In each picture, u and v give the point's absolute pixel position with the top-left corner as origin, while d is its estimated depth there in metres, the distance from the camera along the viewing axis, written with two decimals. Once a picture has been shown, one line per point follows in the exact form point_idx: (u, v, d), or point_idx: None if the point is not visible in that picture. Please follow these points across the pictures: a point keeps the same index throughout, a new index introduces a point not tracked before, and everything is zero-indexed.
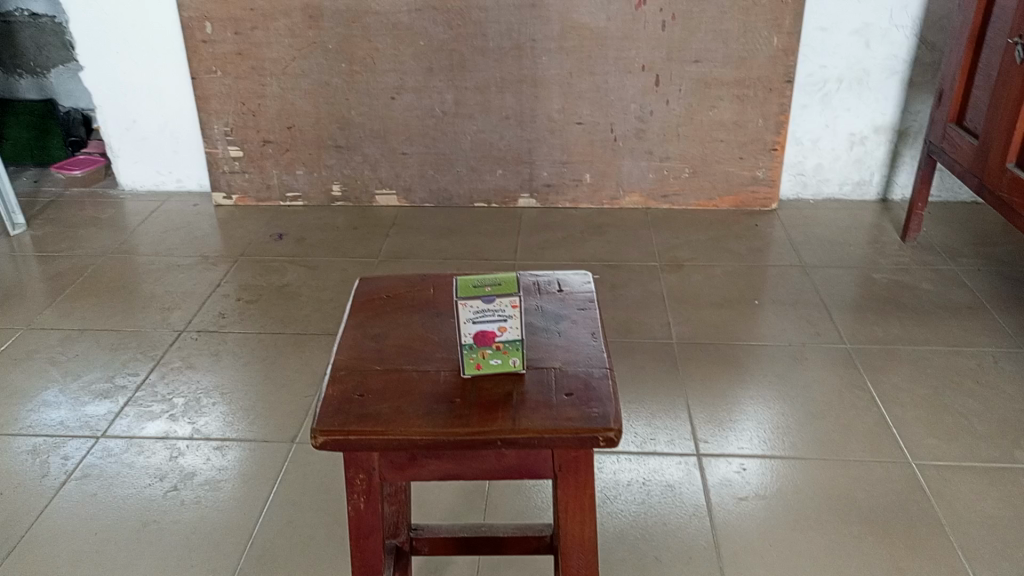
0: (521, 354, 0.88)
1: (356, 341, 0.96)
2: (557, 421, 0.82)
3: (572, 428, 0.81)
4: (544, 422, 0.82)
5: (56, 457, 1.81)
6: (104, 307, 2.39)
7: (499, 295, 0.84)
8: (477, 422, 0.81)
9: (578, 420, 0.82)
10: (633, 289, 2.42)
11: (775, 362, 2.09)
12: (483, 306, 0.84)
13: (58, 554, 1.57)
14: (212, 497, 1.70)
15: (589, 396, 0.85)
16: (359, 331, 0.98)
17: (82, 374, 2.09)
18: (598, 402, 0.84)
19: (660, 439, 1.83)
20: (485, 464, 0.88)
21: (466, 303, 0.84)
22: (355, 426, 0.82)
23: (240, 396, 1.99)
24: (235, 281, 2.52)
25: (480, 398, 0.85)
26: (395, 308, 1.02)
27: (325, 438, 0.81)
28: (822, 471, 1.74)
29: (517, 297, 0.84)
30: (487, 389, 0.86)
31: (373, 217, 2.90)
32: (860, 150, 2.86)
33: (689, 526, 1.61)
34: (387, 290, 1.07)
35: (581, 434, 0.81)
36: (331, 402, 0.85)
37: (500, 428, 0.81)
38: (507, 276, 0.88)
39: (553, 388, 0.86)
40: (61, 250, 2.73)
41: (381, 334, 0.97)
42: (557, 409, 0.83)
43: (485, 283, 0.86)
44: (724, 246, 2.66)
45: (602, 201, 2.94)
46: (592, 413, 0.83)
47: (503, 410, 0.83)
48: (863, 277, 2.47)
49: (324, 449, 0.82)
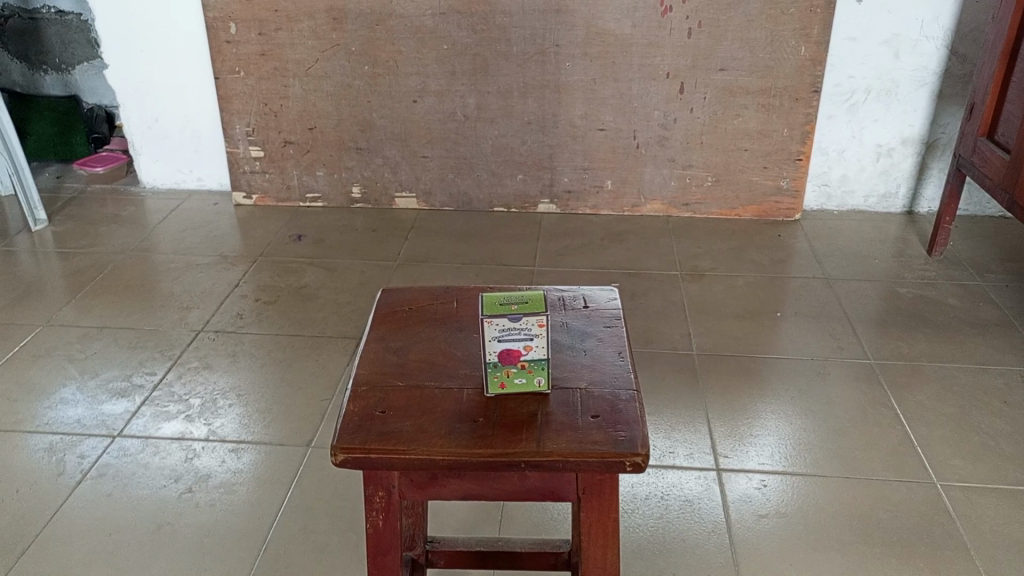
0: (546, 374, 0.86)
1: (377, 355, 0.94)
2: (582, 444, 0.80)
3: (598, 452, 0.79)
4: (569, 444, 0.80)
5: (72, 455, 1.82)
6: (122, 305, 2.39)
7: (525, 313, 0.82)
8: (501, 443, 0.80)
9: (604, 443, 0.80)
10: (653, 299, 2.40)
11: (796, 376, 2.06)
12: (509, 325, 0.82)
13: (72, 554, 1.57)
14: (227, 500, 1.70)
15: (616, 419, 0.83)
16: (381, 345, 0.96)
17: (99, 372, 2.09)
18: (625, 425, 0.82)
19: (679, 452, 1.81)
20: (506, 485, 0.86)
21: (491, 321, 0.82)
22: (376, 444, 0.80)
23: (256, 398, 1.99)
24: (254, 281, 2.52)
25: (504, 417, 0.83)
26: (417, 322, 1.01)
27: (345, 456, 0.80)
28: (843, 489, 1.71)
29: (544, 316, 0.82)
30: (511, 409, 0.85)
31: (393, 220, 2.90)
32: (886, 162, 2.82)
33: (708, 542, 1.58)
34: (409, 302, 1.06)
35: (607, 458, 0.79)
36: (352, 418, 0.84)
37: (524, 450, 0.79)
38: (534, 293, 0.86)
39: (579, 410, 0.84)
40: (82, 247, 2.74)
41: (402, 348, 0.96)
42: (583, 432, 0.81)
43: (511, 301, 0.84)
44: (746, 257, 2.63)
45: (623, 208, 2.92)
46: (619, 436, 0.81)
47: (527, 431, 0.81)
48: (888, 291, 2.43)
49: (344, 467, 0.80)
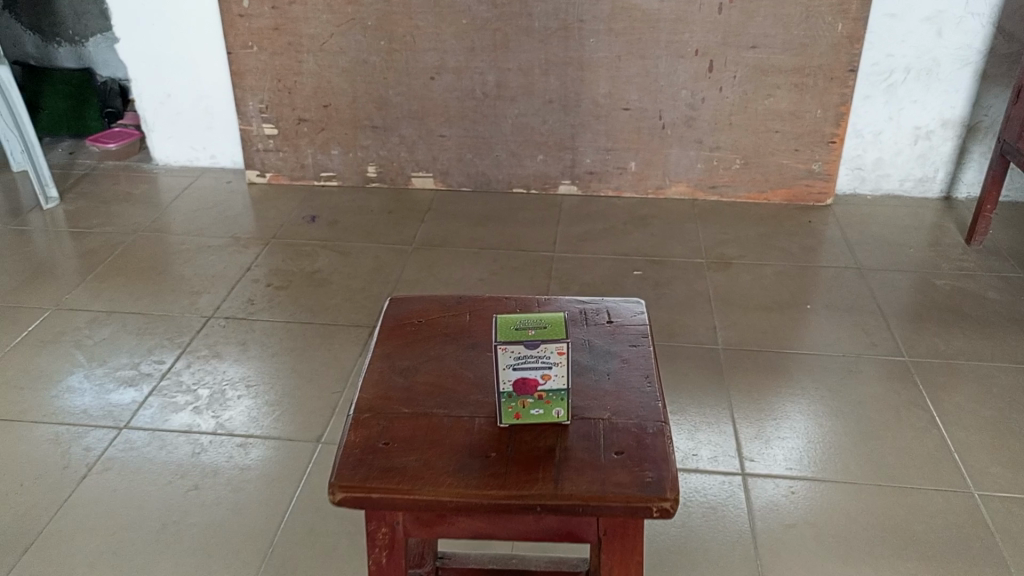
0: (565, 404, 0.80)
1: (382, 376, 0.88)
2: (605, 487, 0.73)
3: (623, 496, 0.73)
4: (590, 486, 0.74)
5: (78, 447, 1.77)
6: (133, 288, 2.34)
7: (544, 340, 0.76)
8: (514, 484, 0.73)
9: (628, 486, 0.73)
10: (677, 289, 2.31)
11: (827, 373, 1.98)
12: (525, 352, 0.76)
13: (77, 552, 1.53)
14: (234, 498, 1.64)
15: (642, 457, 0.77)
16: (386, 364, 0.90)
17: (108, 359, 2.04)
18: (653, 465, 0.76)
19: (703, 454, 1.73)
20: (523, 527, 0.80)
21: (506, 348, 0.76)
22: (378, 482, 0.74)
23: (267, 389, 1.93)
24: (266, 265, 2.45)
25: (519, 453, 0.77)
26: (427, 337, 0.94)
27: (345, 495, 0.74)
28: (876, 497, 1.63)
29: (563, 343, 0.76)
30: (527, 443, 0.78)
31: (409, 201, 2.82)
32: (924, 145, 2.70)
33: (733, 552, 1.51)
34: (418, 314, 0.99)
35: (633, 502, 0.73)
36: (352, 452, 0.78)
37: (540, 492, 0.73)
38: (554, 316, 0.79)
39: (602, 445, 0.78)
40: (93, 227, 2.68)
41: (409, 368, 0.89)
42: (605, 471, 0.75)
43: (528, 326, 0.78)
44: (774, 244, 2.53)
45: (647, 191, 2.81)
46: (645, 478, 0.74)
47: (544, 470, 0.75)
48: (923, 282, 2.32)
49: (343, 506, 0.74)
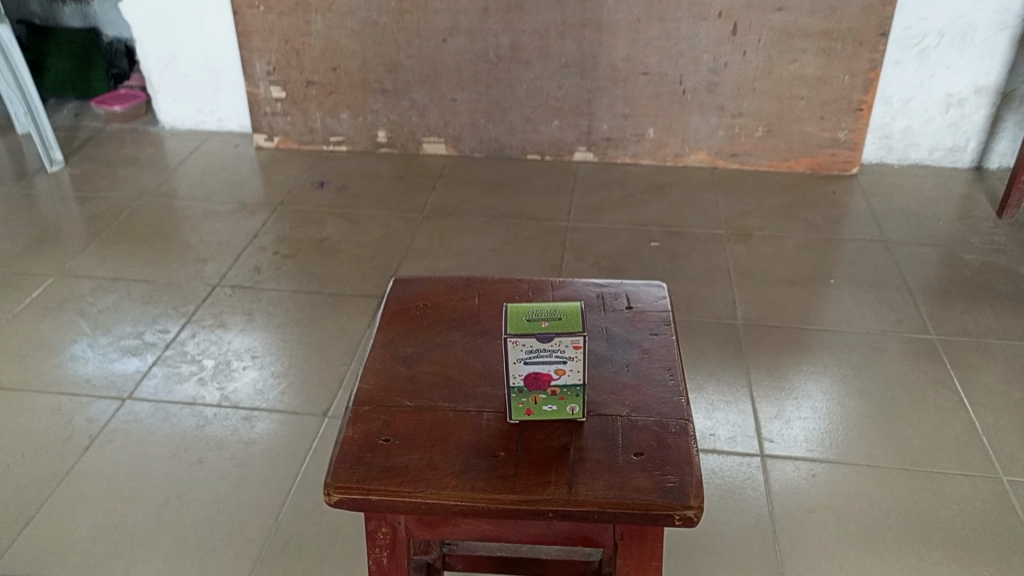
0: (579, 401, 0.76)
1: (385, 364, 0.85)
2: (622, 493, 0.70)
3: (642, 502, 0.69)
4: (606, 492, 0.70)
5: (81, 418, 1.73)
6: (138, 255, 2.29)
7: (558, 333, 0.72)
8: (524, 488, 0.70)
9: (649, 492, 0.70)
10: (696, 261, 2.23)
11: (850, 350, 1.91)
12: (538, 345, 0.73)
13: (78, 527, 1.49)
14: (239, 473, 1.60)
15: (663, 459, 0.73)
16: (389, 352, 0.87)
17: (112, 327, 2.00)
18: (675, 469, 0.72)
19: (720, 434, 1.68)
20: (534, 529, 0.77)
21: (517, 341, 0.72)
22: (376, 483, 0.71)
23: (274, 361, 1.88)
24: (274, 232, 2.40)
25: (530, 452, 0.74)
26: (432, 322, 0.91)
27: (341, 496, 0.71)
28: (899, 482, 1.57)
29: (580, 336, 0.72)
30: (539, 441, 0.75)
31: (420, 167, 2.74)
32: (956, 113, 2.59)
33: (751, 536, 1.46)
34: (424, 296, 0.96)
35: (654, 509, 0.69)
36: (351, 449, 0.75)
37: (552, 497, 0.70)
38: (568, 306, 0.75)
39: (620, 445, 0.75)
40: (98, 191, 2.63)
41: (413, 356, 0.86)
42: (623, 475, 0.72)
43: (541, 317, 0.74)
44: (797, 215, 2.45)
45: (665, 158, 2.73)
46: (667, 483, 0.71)
47: (557, 472, 0.72)
48: (952, 257, 2.24)
49: (340, 507, 0.71)
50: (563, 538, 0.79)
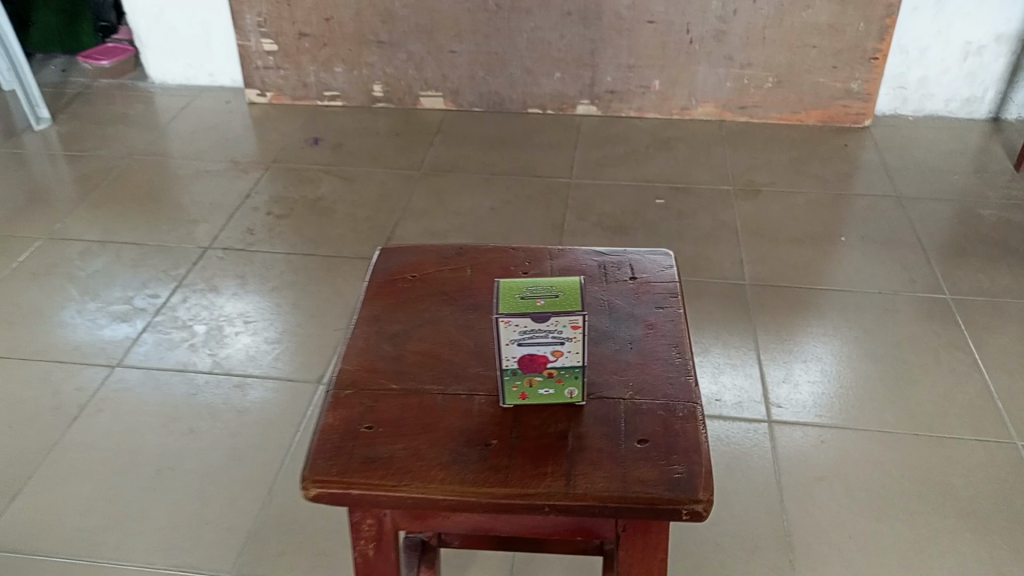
0: (578, 385, 0.74)
1: (369, 343, 0.84)
2: (626, 486, 0.68)
3: (647, 496, 0.67)
4: (608, 485, 0.68)
5: (70, 386, 1.69)
6: (128, 216, 2.23)
7: (555, 312, 0.69)
8: (518, 481, 0.68)
9: (655, 485, 0.68)
10: (702, 219, 2.16)
11: (861, 311, 1.85)
12: (534, 325, 0.70)
13: (66, 500, 1.45)
14: (231, 442, 1.55)
15: (668, 448, 0.71)
16: (374, 329, 0.85)
17: (101, 292, 1.94)
18: (682, 459, 0.70)
19: (726, 399, 1.63)
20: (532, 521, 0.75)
21: (510, 321, 0.69)
22: (357, 476, 0.69)
23: (268, 326, 1.83)
24: (267, 191, 2.33)
25: (525, 441, 0.72)
26: (418, 296, 0.90)
27: (319, 490, 0.69)
28: (911, 447, 1.52)
29: (578, 316, 0.69)
30: (535, 427, 0.73)
31: (418, 122, 2.66)
32: (974, 62, 2.49)
33: (759, 504, 1.42)
34: (410, 268, 0.95)
35: (659, 503, 0.67)
36: (330, 437, 0.74)
37: (549, 492, 0.68)
38: (567, 283, 0.72)
39: (624, 432, 0.73)
40: (86, 150, 2.55)
41: (399, 334, 0.85)
42: (627, 466, 0.69)
43: (537, 295, 0.71)
44: (807, 170, 2.37)
45: (671, 111, 2.64)
46: (673, 475, 0.69)
47: (554, 463, 0.70)
48: (967, 212, 2.16)
49: (320, 502, 0.70)
50: (564, 529, 0.77)
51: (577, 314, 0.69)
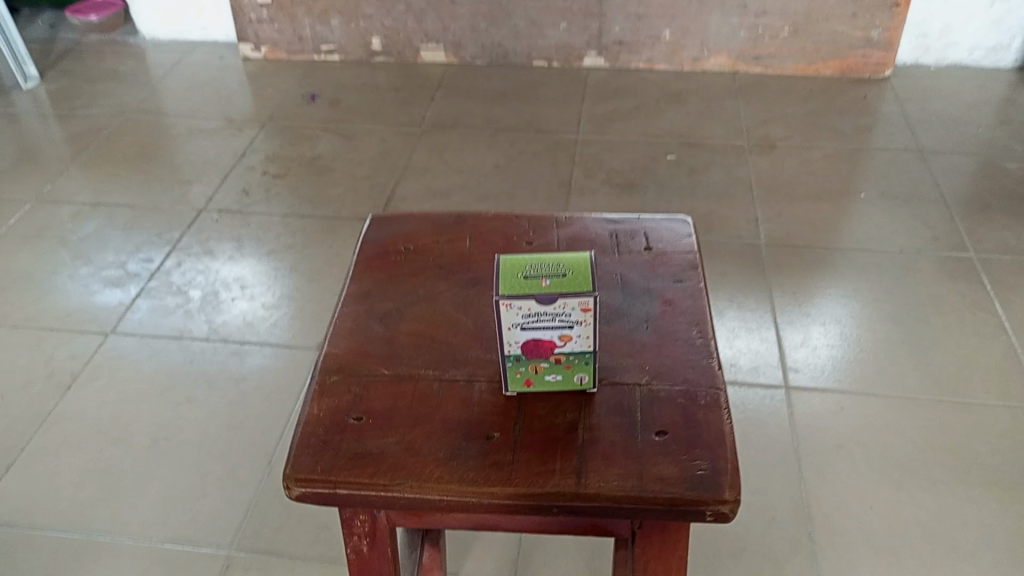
0: (587, 371, 0.70)
1: (357, 323, 0.81)
2: (643, 485, 0.64)
3: (667, 496, 0.63)
4: (624, 484, 0.64)
5: (62, 354, 1.63)
6: (120, 177, 2.15)
7: (562, 295, 0.64)
8: (524, 481, 0.64)
9: (675, 484, 0.64)
10: (715, 175, 2.08)
11: (881, 270, 1.78)
12: (538, 309, 0.64)
13: (60, 473, 1.40)
14: (229, 412, 1.50)
15: (689, 442, 0.67)
16: (364, 308, 0.83)
17: (93, 257, 1.88)
18: (705, 453, 0.66)
19: (741, 364, 1.56)
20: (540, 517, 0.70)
21: (510, 304, 0.64)
22: (344, 474, 0.66)
23: (265, 290, 1.76)
24: (263, 150, 2.25)
25: (529, 433, 0.68)
26: (413, 271, 0.88)
27: (303, 490, 0.66)
28: (934, 414, 1.46)
29: (588, 299, 0.64)
30: (541, 419, 0.69)
31: (419, 77, 2.56)
32: (1001, 8, 2.37)
33: (776, 474, 1.37)
34: (403, 239, 0.93)
35: (680, 503, 0.63)
36: (317, 431, 0.70)
37: (558, 491, 0.64)
38: (576, 259, 0.66)
39: (640, 424, 0.69)
40: (77, 108, 2.47)
41: (391, 313, 0.82)
42: (645, 462, 0.66)
43: (541, 273, 0.66)
44: (825, 123, 2.27)
45: (682, 63, 2.53)
46: (696, 472, 0.65)
47: (563, 459, 0.66)
48: (992, 166, 2.07)
49: (304, 502, 0.66)
50: (575, 526, 0.72)
51: (586, 296, 0.64)
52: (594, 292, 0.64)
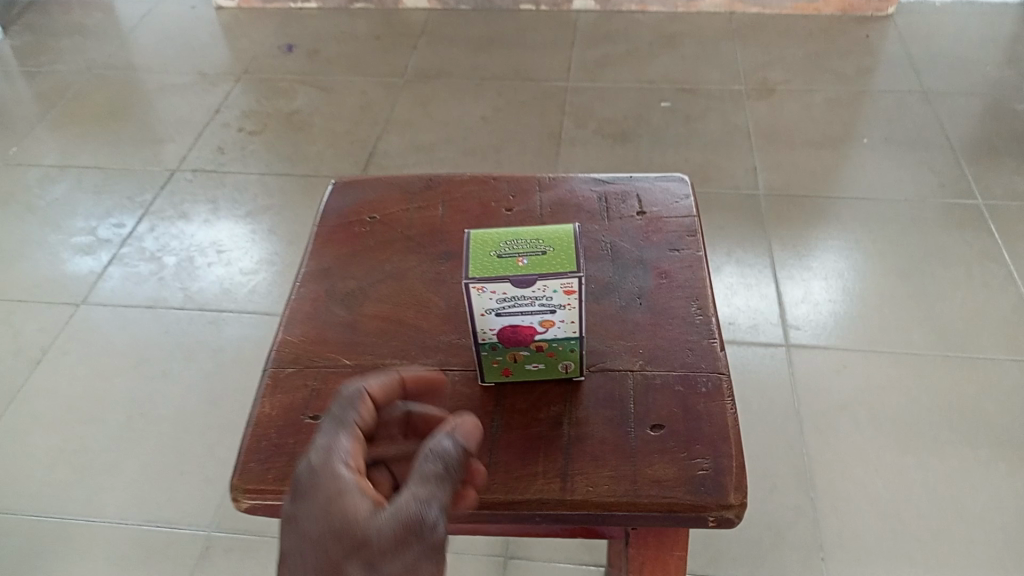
0: (572, 359, 0.65)
1: (316, 307, 0.76)
2: (637, 489, 0.60)
3: (664, 502, 0.59)
4: (617, 488, 0.60)
5: (31, 327, 1.56)
6: (89, 137, 2.06)
7: (542, 276, 0.58)
8: (505, 488, 0.60)
9: (673, 487, 0.60)
10: (711, 122, 1.99)
11: (886, 221, 1.70)
12: (514, 292, 0.59)
13: (31, 452, 1.34)
14: (207, 384, 1.43)
15: (687, 438, 0.63)
16: (324, 290, 0.78)
17: (62, 224, 1.79)
18: (706, 450, 0.62)
19: (740, 323, 1.50)
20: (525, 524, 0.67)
21: (482, 289, 0.59)
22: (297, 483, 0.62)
23: (243, 254, 1.69)
24: (238, 105, 2.14)
25: (507, 431, 0.64)
26: (379, 245, 0.83)
27: (253, 501, 0.62)
28: (942, 371, 1.40)
29: (572, 281, 0.58)
30: (521, 414, 0.65)
31: (400, 24, 2.45)
32: None
33: (778, 439, 1.31)
34: (367, 209, 0.88)
35: (679, 509, 0.59)
36: (268, 431, 0.66)
37: (542, 499, 0.60)
38: (559, 238, 0.61)
39: (634, 417, 0.65)
40: (42, 65, 2.35)
41: (354, 295, 0.77)
42: (639, 461, 0.62)
43: (518, 251, 0.60)
44: (825, 65, 2.17)
45: (676, 4, 2.42)
46: (696, 473, 0.61)
47: (547, 460, 0.62)
48: (1001, 107, 1.98)
49: (255, 513, 0.63)
50: (561, 529, 0.67)
51: (570, 278, 0.58)
52: (579, 272, 0.58)
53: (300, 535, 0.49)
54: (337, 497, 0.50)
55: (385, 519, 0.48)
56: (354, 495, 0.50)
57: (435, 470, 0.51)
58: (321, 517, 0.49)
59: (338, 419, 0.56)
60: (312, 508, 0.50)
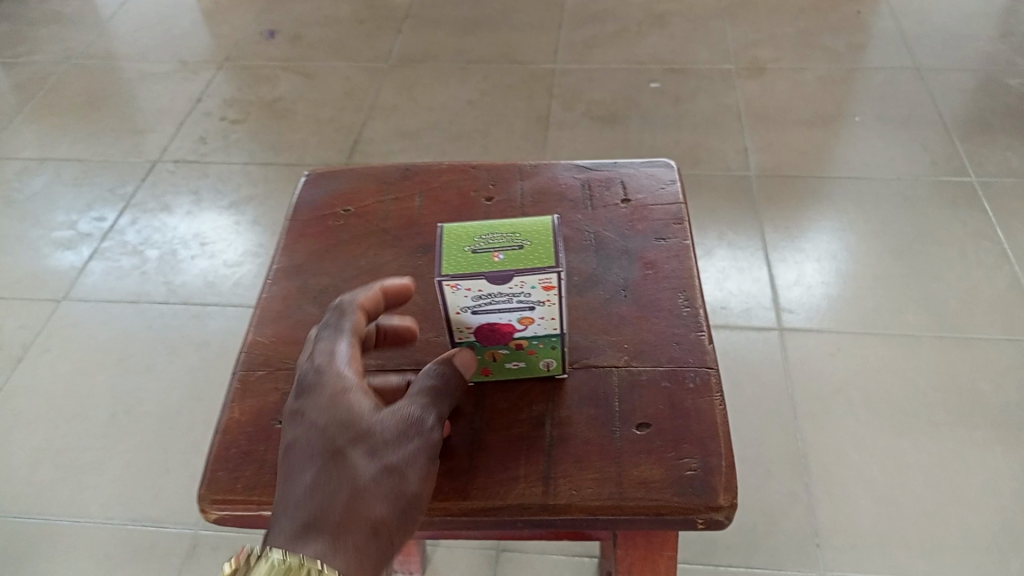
0: (554, 356, 0.64)
1: (288, 305, 0.74)
2: (622, 492, 0.58)
3: (651, 505, 0.57)
4: (601, 491, 0.58)
5: (11, 325, 1.53)
6: (67, 129, 2.02)
7: (519, 272, 0.56)
8: (485, 493, 0.58)
9: (659, 490, 0.58)
10: (701, 103, 1.96)
11: (880, 200, 1.68)
12: (489, 289, 0.57)
13: (13, 452, 1.32)
14: (192, 379, 1.41)
15: (675, 438, 0.61)
16: (296, 286, 0.76)
17: (41, 218, 1.76)
18: (694, 449, 0.60)
19: (732, 307, 1.48)
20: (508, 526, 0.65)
21: (456, 286, 0.56)
22: (267, 490, 0.60)
23: (228, 246, 1.66)
24: (220, 93, 2.11)
25: (487, 433, 0.62)
26: (353, 238, 0.80)
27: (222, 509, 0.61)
28: (937, 353, 1.38)
29: (550, 277, 0.56)
30: (501, 415, 0.63)
31: (385, 7, 2.41)
32: None
33: (773, 426, 1.29)
34: (342, 201, 0.85)
35: (666, 512, 0.57)
36: (238, 437, 0.64)
37: (524, 503, 0.58)
38: (537, 232, 0.59)
39: (619, 416, 0.63)
40: (19, 55, 2.30)
41: (328, 292, 0.75)
42: (625, 463, 0.60)
43: (493, 247, 0.58)
44: (816, 42, 2.14)
45: None
46: (684, 474, 0.59)
47: (529, 462, 0.60)
48: (993, 82, 1.96)
49: (223, 521, 0.61)
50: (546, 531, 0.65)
51: (548, 273, 0.56)
52: (557, 267, 0.56)
53: (308, 423, 0.55)
54: (345, 395, 0.55)
55: (390, 417, 0.54)
56: (360, 395, 0.56)
57: (432, 387, 0.57)
58: (329, 409, 0.55)
59: (337, 326, 0.61)
60: (321, 403, 0.55)
